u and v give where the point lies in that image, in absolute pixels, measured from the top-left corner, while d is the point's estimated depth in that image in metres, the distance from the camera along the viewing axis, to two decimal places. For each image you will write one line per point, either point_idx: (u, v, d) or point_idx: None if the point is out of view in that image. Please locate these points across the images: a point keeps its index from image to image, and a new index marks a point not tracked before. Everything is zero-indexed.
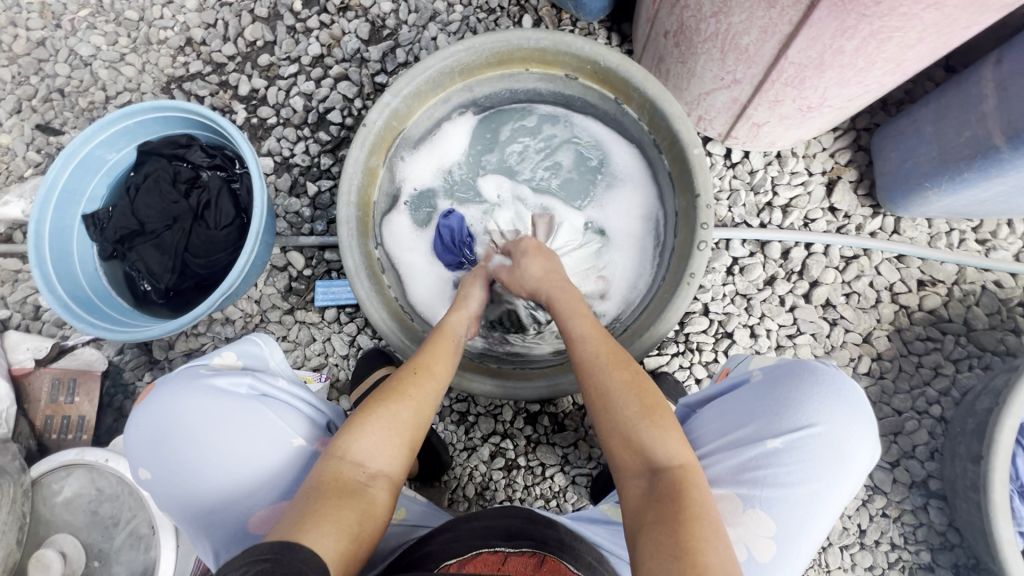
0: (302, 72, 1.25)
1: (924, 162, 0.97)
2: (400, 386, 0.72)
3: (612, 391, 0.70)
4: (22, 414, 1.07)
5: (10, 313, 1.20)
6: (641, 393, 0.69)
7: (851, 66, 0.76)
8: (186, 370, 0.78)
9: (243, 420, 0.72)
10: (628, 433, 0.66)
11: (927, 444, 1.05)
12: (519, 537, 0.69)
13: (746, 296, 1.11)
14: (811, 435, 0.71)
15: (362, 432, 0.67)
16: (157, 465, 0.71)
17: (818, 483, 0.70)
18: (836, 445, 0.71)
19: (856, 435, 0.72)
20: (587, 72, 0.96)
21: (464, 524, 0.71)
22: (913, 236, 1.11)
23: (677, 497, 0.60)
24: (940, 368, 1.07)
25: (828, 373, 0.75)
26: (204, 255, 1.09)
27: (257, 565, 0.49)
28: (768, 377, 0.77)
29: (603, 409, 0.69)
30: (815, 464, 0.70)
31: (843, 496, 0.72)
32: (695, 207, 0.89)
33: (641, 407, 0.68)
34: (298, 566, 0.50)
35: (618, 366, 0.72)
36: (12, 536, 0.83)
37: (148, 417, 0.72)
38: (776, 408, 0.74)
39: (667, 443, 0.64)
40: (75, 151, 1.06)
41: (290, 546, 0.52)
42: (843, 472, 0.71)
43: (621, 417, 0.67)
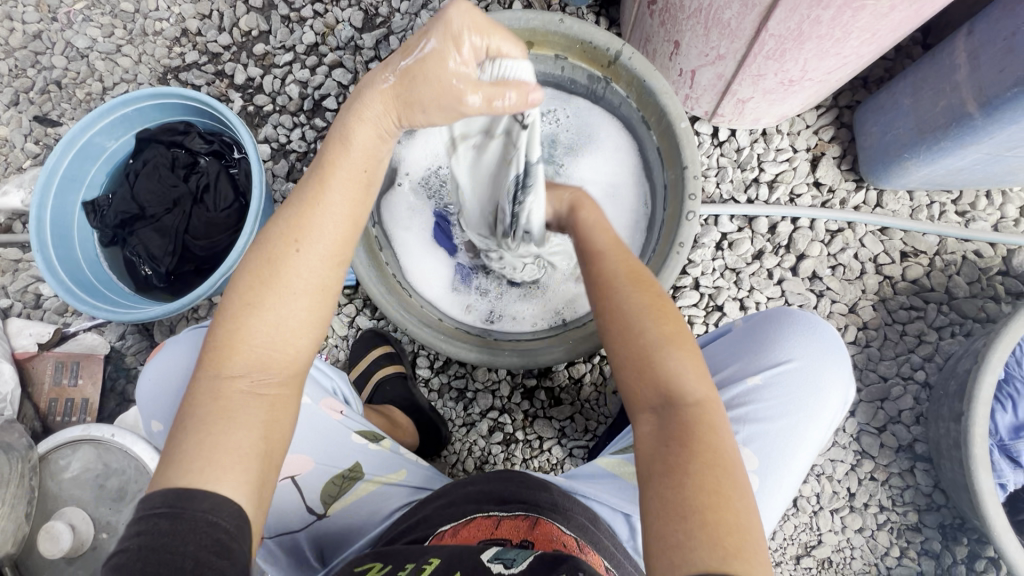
0: (297, 60, 1.27)
1: (903, 134, 1.00)
2: (276, 271, 0.59)
3: (632, 307, 0.65)
4: (27, 397, 1.08)
5: (11, 302, 1.22)
6: (659, 310, 0.65)
7: (828, 36, 0.79)
8: (194, 331, 0.79)
9: None
10: (652, 356, 0.61)
11: (912, 409, 1.08)
12: (513, 501, 0.69)
13: (735, 270, 1.15)
14: (788, 370, 0.76)
15: (241, 339, 0.58)
16: (168, 417, 0.73)
17: (797, 415, 0.74)
18: (814, 378, 0.75)
19: (831, 370, 0.76)
20: (576, 51, 0.99)
21: (459, 489, 0.71)
22: (895, 209, 1.15)
23: (687, 442, 0.56)
24: (923, 335, 1.10)
25: (803, 316, 0.80)
26: (204, 237, 1.12)
27: (153, 520, 0.49)
28: (747, 323, 0.82)
29: (625, 329, 0.64)
30: (792, 396, 0.74)
31: (822, 428, 0.75)
32: (684, 178, 0.91)
33: (668, 328, 0.63)
34: (200, 525, 0.49)
35: (637, 284, 0.68)
36: (20, 509, 0.84)
37: (158, 369, 0.74)
38: (754, 349, 0.78)
39: (690, 369, 0.61)
40: (75, 139, 1.07)
41: (190, 496, 0.51)
42: (821, 407, 0.75)
43: (644, 338, 0.62)
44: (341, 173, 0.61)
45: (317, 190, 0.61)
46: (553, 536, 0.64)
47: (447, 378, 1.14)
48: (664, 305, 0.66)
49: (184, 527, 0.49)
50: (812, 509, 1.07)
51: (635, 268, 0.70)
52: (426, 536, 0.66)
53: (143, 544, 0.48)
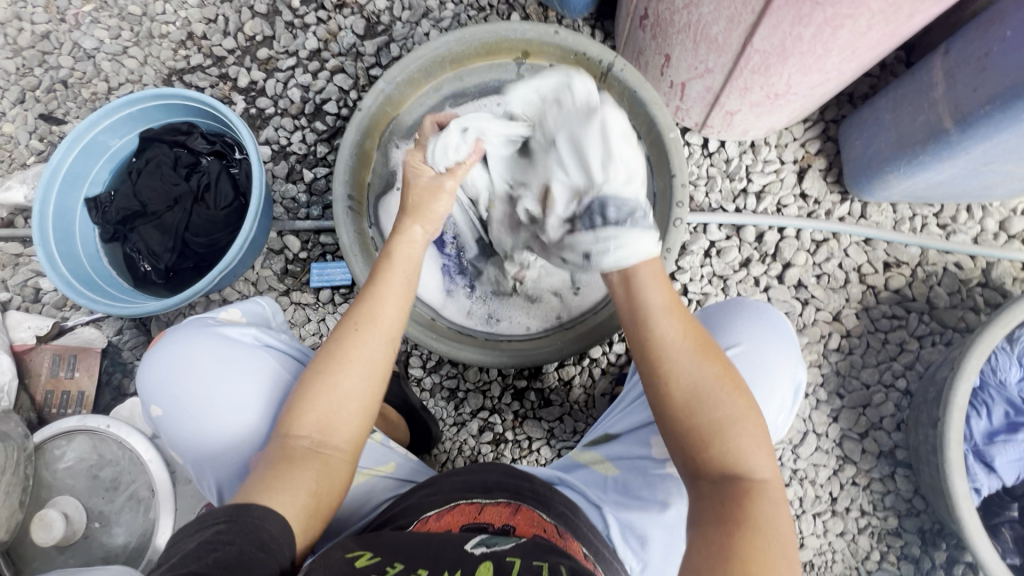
0: (299, 65, 1.30)
1: (885, 147, 1.04)
2: (343, 346, 0.69)
3: (707, 380, 0.65)
4: (23, 389, 1.10)
5: (11, 296, 1.24)
6: (733, 384, 0.65)
7: (810, 53, 0.83)
8: (195, 321, 0.81)
9: (249, 367, 0.75)
10: (725, 430, 0.63)
11: (894, 416, 1.10)
12: (497, 489, 0.71)
13: (723, 277, 1.17)
14: (734, 354, 0.79)
15: (307, 404, 0.67)
16: (167, 403, 0.74)
17: (750, 400, 0.77)
18: (759, 362, 0.78)
19: (779, 355, 0.79)
20: (570, 62, 1.03)
21: (445, 479, 0.73)
22: (879, 220, 1.18)
23: (748, 506, 0.60)
24: (905, 344, 1.13)
25: (754, 306, 0.83)
26: (204, 235, 1.14)
27: (214, 526, 0.54)
28: (706, 312, 0.86)
29: (695, 405, 0.64)
30: (743, 380, 0.77)
31: (775, 411, 0.79)
32: (672, 187, 0.94)
33: (740, 402, 0.64)
34: (254, 524, 0.55)
35: (708, 355, 0.66)
36: (14, 498, 0.86)
37: (158, 359, 0.76)
38: (707, 335, 0.82)
39: (759, 445, 0.63)
40: (80, 136, 1.10)
41: (245, 506, 0.57)
42: (767, 391, 0.78)
43: (720, 413, 0.64)
44: (392, 287, 0.74)
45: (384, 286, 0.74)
46: (533, 522, 0.66)
47: (439, 377, 1.16)
48: (732, 373, 0.66)
49: (236, 531, 0.54)
50: (794, 513, 1.09)
51: (701, 335, 0.67)
52: (411, 521, 0.67)
53: (200, 541, 0.52)
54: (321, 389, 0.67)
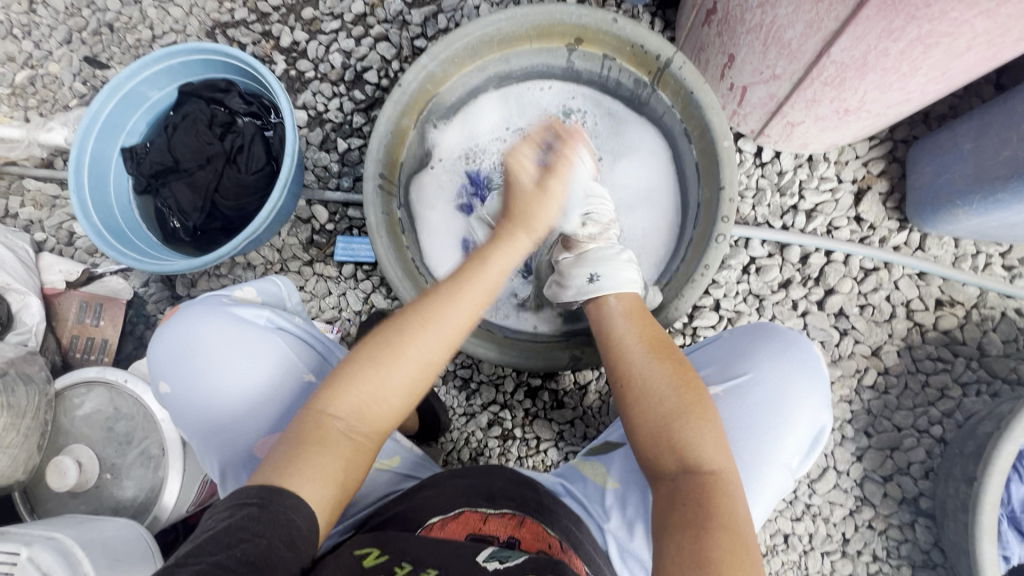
0: (343, 29, 1.26)
1: (959, 179, 0.95)
2: (404, 342, 0.67)
3: (659, 376, 0.70)
4: (51, 331, 1.12)
5: (47, 237, 1.27)
6: (686, 384, 0.68)
7: (894, 70, 0.75)
8: (208, 298, 0.81)
9: (258, 350, 0.76)
10: (672, 424, 0.66)
11: (923, 463, 1.05)
12: (500, 499, 0.70)
13: (759, 297, 1.12)
14: (749, 383, 0.75)
15: (347, 394, 0.66)
16: (177, 381, 0.75)
17: (758, 435, 0.73)
18: (778, 395, 0.74)
19: (803, 391, 0.74)
20: (626, 53, 0.96)
21: (448, 481, 0.73)
22: (938, 254, 1.10)
23: (704, 501, 0.60)
24: (946, 390, 1.06)
25: (783, 335, 0.78)
26: (233, 198, 1.12)
27: (244, 508, 0.54)
28: (731, 335, 0.82)
29: (645, 401, 0.68)
30: (755, 412, 0.73)
31: (790, 451, 0.73)
32: (718, 200, 0.88)
33: (691, 397, 0.68)
34: (282, 515, 0.55)
35: (662, 355, 0.72)
36: (33, 441, 0.89)
37: (169, 334, 0.76)
38: (723, 359, 0.79)
39: (710, 441, 0.64)
40: (120, 85, 1.09)
41: (277, 492, 0.57)
42: (785, 427, 0.73)
43: (665, 407, 0.67)
44: (485, 278, 0.71)
45: (456, 286, 0.70)
46: (538, 537, 0.64)
47: (453, 366, 1.15)
48: (688, 374, 0.70)
49: (264, 518, 0.54)
50: (802, 548, 1.06)
51: (660, 342, 0.74)
52: (415, 526, 0.65)
53: (228, 525, 0.52)
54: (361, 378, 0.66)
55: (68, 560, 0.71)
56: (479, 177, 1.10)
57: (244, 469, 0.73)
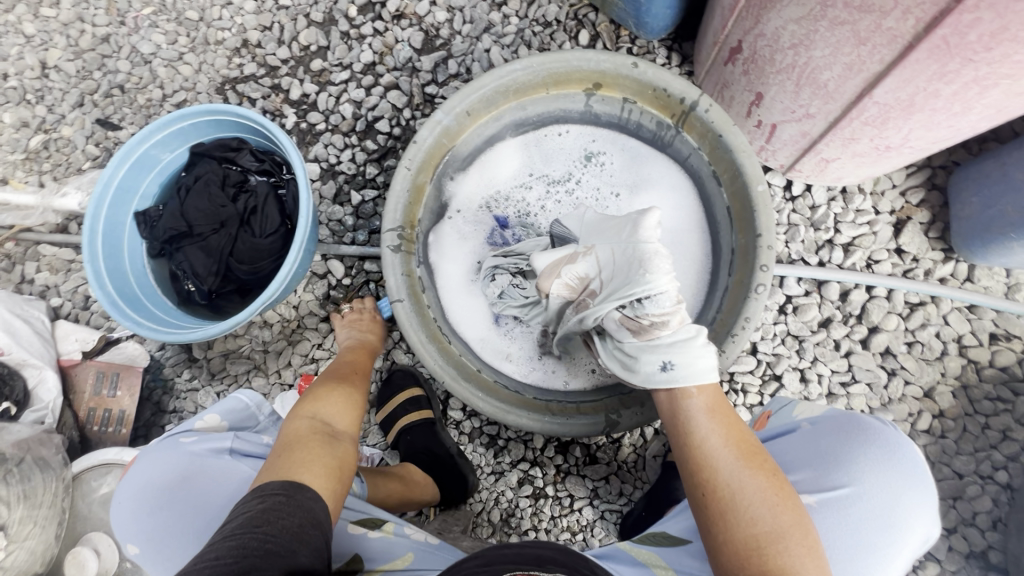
0: (353, 79, 1.25)
1: (1011, 210, 0.89)
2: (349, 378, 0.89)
3: (751, 490, 0.62)
4: (68, 403, 1.10)
5: (62, 302, 1.26)
6: (782, 495, 0.62)
7: (944, 110, 0.70)
8: (168, 439, 0.80)
9: (220, 484, 0.73)
10: (767, 543, 0.59)
11: (990, 513, 0.97)
12: (552, 564, 0.66)
13: (798, 338, 1.06)
14: (846, 497, 0.65)
15: (323, 400, 0.80)
16: (146, 538, 0.73)
17: (857, 556, 0.63)
18: (885, 512, 0.64)
19: (912, 505, 0.64)
20: (647, 97, 0.92)
21: (496, 551, 0.69)
22: (988, 286, 1.03)
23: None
24: (1009, 432, 0.99)
25: (883, 435, 0.68)
26: (248, 261, 1.10)
27: (273, 497, 0.59)
28: (816, 428, 0.73)
29: (732, 512, 0.62)
30: (857, 531, 0.64)
31: (896, 575, 0.64)
32: (756, 247, 0.84)
33: (788, 517, 0.60)
34: (308, 504, 0.60)
35: (754, 465, 0.64)
36: (51, 531, 0.85)
37: (131, 489, 0.77)
38: (815, 462, 0.69)
39: (812, 572, 0.57)
40: (131, 150, 1.08)
41: (298, 485, 0.61)
42: (893, 549, 0.63)
43: (759, 527, 0.60)
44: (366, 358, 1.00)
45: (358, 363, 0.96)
46: None
47: (479, 423, 1.10)
48: (783, 488, 0.62)
49: (291, 504, 0.59)
50: None
51: (746, 440, 0.66)
52: None
53: (256, 511, 0.56)
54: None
55: None
56: (507, 221, 1.07)
57: None
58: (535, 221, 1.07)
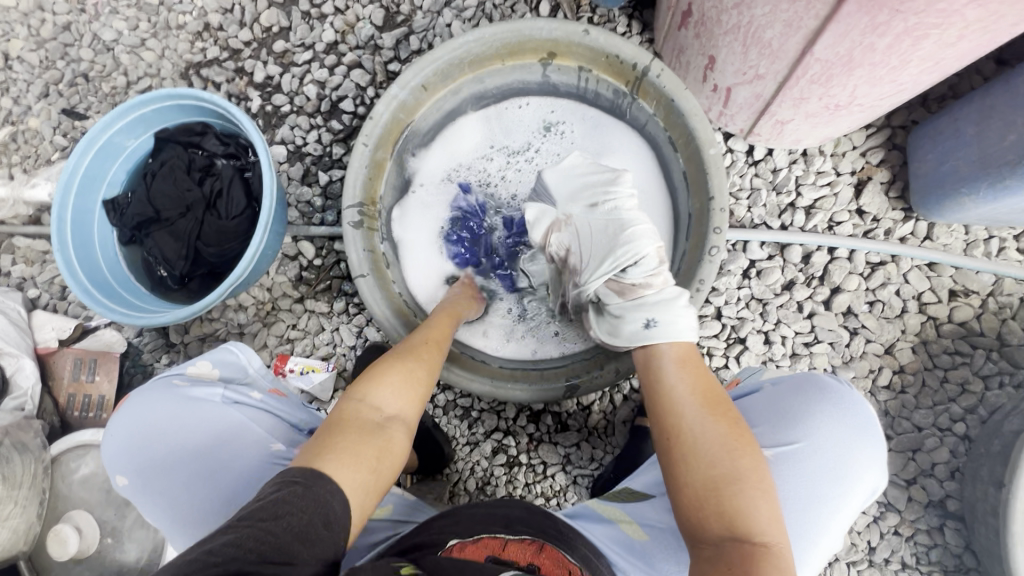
0: (316, 59, 1.24)
1: (963, 165, 0.90)
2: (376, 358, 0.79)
3: (710, 433, 0.66)
4: (48, 390, 1.12)
5: (40, 293, 1.27)
6: (739, 442, 0.66)
7: (883, 64, 0.70)
8: (161, 381, 0.80)
9: (217, 427, 0.75)
10: (723, 485, 0.63)
11: (948, 463, 1.00)
12: (518, 525, 0.69)
13: (762, 301, 1.07)
14: (802, 452, 0.69)
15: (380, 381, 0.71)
16: (137, 471, 0.74)
17: (811, 506, 0.68)
18: (837, 464, 0.69)
19: (862, 458, 0.70)
20: (601, 64, 0.93)
21: (466, 511, 0.72)
22: (947, 243, 1.05)
23: (756, 567, 0.57)
24: (967, 384, 1.02)
25: (839, 392, 0.73)
26: (215, 244, 1.11)
27: (289, 487, 0.55)
28: (776, 388, 0.76)
29: (693, 457, 0.66)
30: (809, 482, 0.68)
31: (843, 520, 0.69)
32: (708, 210, 0.85)
33: (745, 462, 0.64)
34: (325, 497, 0.56)
35: (716, 411, 0.68)
36: (32, 510, 0.88)
37: (125, 422, 0.77)
38: (772, 421, 0.72)
39: (764, 510, 0.62)
40: (95, 138, 1.08)
41: (318, 476, 0.57)
42: (841, 496, 0.69)
43: (718, 469, 0.64)
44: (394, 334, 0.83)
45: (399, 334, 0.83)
46: (557, 563, 0.64)
47: (453, 395, 1.13)
48: (742, 434, 0.66)
49: (307, 497, 0.55)
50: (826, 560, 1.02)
51: (711, 391, 0.71)
52: (437, 549, 0.63)
53: (274, 498, 0.54)
54: (391, 377, 0.71)
55: None
56: (469, 188, 1.06)
57: None
58: (496, 188, 1.07)
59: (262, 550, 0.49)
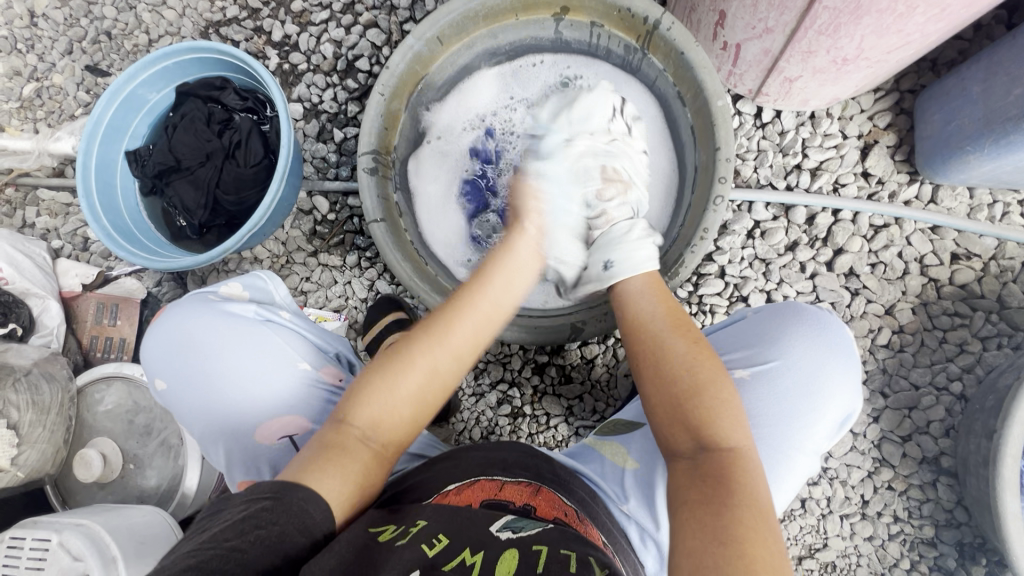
0: (332, 19, 1.26)
1: (968, 124, 0.92)
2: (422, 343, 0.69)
3: (678, 349, 0.69)
4: (72, 332, 1.17)
5: (63, 243, 1.31)
6: (702, 354, 0.68)
7: (889, 11, 0.72)
8: (195, 296, 0.84)
9: (252, 341, 0.80)
10: (691, 393, 0.65)
11: (943, 421, 1.02)
12: (516, 468, 0.70)
13: (765, 261, 1.09)
14: (782, 370, 0.74)
15: (373, 394, 0.67)
16: (174, 377, 0.79)
17: (790, 423, 0.73)
18: (816, 384, 0.74)
19: (840, 377, 0.74)
20: (613, 19, 0.94)
21: (463, 453, 0.72)
22: (951, 207, 1.06)
23: (725, 472, 0.59)
24: (965, 345, 1.03)
25: (818, 316, 0.78)
26: (234, 192, 1.15)
27: (258, 502, 0.54)
28: (759, 316, 0.82)
29: (660, 368, 0.68)
30: (788, 399, 0.73)
31: (819, 438, 0.74)
32: (715, 161, 0.87)
33: (709, 371, 0.66)
34: (300, 508, 0.55)
35: (681, 332, 0.72)
36: (59, 435, 0.94)
37: (164, 330, 0.80)
38: (754, 344, 0.78)
39: (730, 414, 0.63)
40: (119, 89, 1.11)
41: (291, 486, 0.56)
42: (819, 414, 0.74)
43: (687, 377, 0.66)
44: (477, 309, 0.72)
45: (462, 308, 0.72)
46: (554, 505, 0.65)
47: None
48: (705, 350, 0.69)
49: (280, 509, 0.54)
50: (820, 512, 1.05)
51: (679, 314, 0.75)
52: (429, 494, 0.65)
53: (242, 515, 0.52)
54: (383, 388, 0.67)
55: (96, 544, 0.75)
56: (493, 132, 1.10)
57: (242, 453, 0.76)
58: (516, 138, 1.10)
59: (229, 567, 0.47)
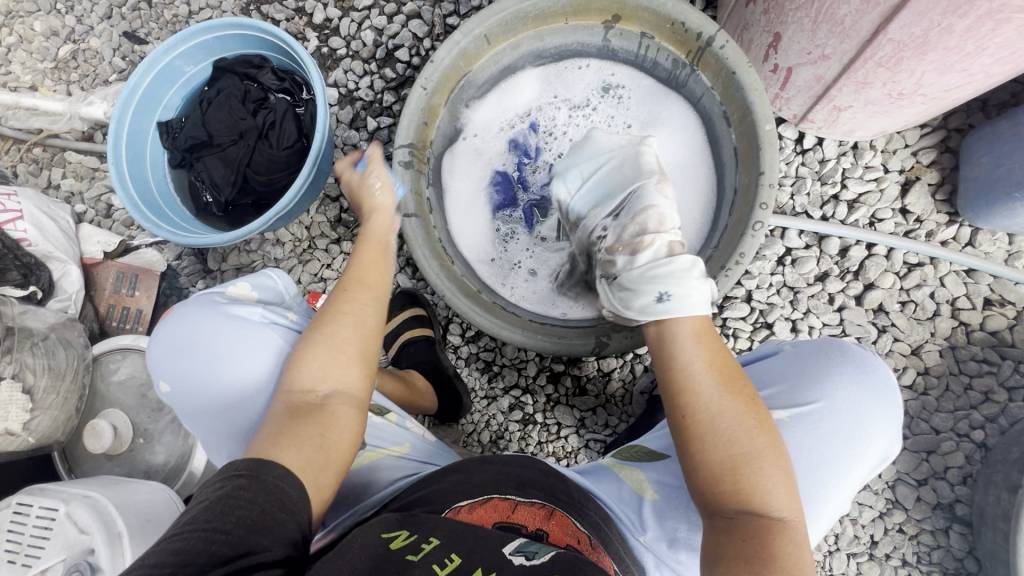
0: (375, 6, 1.25)
1: (1019, 169, 0.90)
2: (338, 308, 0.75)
3: (729, 413, 0.65)
4: (89, 299, 1.16)
5: (86, 208, 1.30)
6: (755, 418, 0.65)
7: (957, 49, 0.71)
8: (202, 298, 0.82)
9: (256, 348, 0.77)
10: (740, 466, 0.63)
11: (961, 468, 1.00)
12: (530, 488, 0.69)
13: (794, 289, 1.08)
14: (822, 413, 0.73)
15: (307, 360, 0.70)
16: (183, 381, 0.77)
17: (826, 467, 0.72)
18: (855, 429, 0.72)
19: (879, 424, 0.73)
20: (665, 31, 0.93)
21: (477, 466, 0.71)
22: (989, 251, 1.04)
23: (768, 543, 0.59)
24: (991, 393, 1.02)
25: (861, 358, 0.76)
26: (265, 172, 1.14)
27: (234, 479, 0.54)
28: (797, 351, 0.79)
29: (708, 437, 0.64)
30: (826, 443, 0.72)
31: (853, 481, 0.73)
32: (758, 186, 0.85)
33: (763, 442, 0.64)
34: (274, 484, 0.55)
35: (734, 389, 0.66)
36: (72, 403, 0.94)
37: (170, 335, 0.78)
38: (793, 378, 0.76)
39: (778, 487, 0.62)
40: (156, 60, 1.10)
41: (264, 463, 0.57)
42: (856, 459, 0.72)
43: (737, 449, 0.64)
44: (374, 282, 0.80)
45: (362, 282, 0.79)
46: (566, 530, 0.63)
47: (476, 348, 1.15)
48: (759, 414, 0.65)
49: (256, 487, 0.54)
50: (827, 549, 1.03)
51: (728, 366, 0.68)
52: (444, 509, 0.64)
53: (218, 497, 0.53)
54: (312, 357, 0.70)
55: (102, 518, 0.74)
56: (536, 128, 1.09)
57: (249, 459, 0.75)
58: (555, 142, 1.09)
59: (216, 549, 0.49)
